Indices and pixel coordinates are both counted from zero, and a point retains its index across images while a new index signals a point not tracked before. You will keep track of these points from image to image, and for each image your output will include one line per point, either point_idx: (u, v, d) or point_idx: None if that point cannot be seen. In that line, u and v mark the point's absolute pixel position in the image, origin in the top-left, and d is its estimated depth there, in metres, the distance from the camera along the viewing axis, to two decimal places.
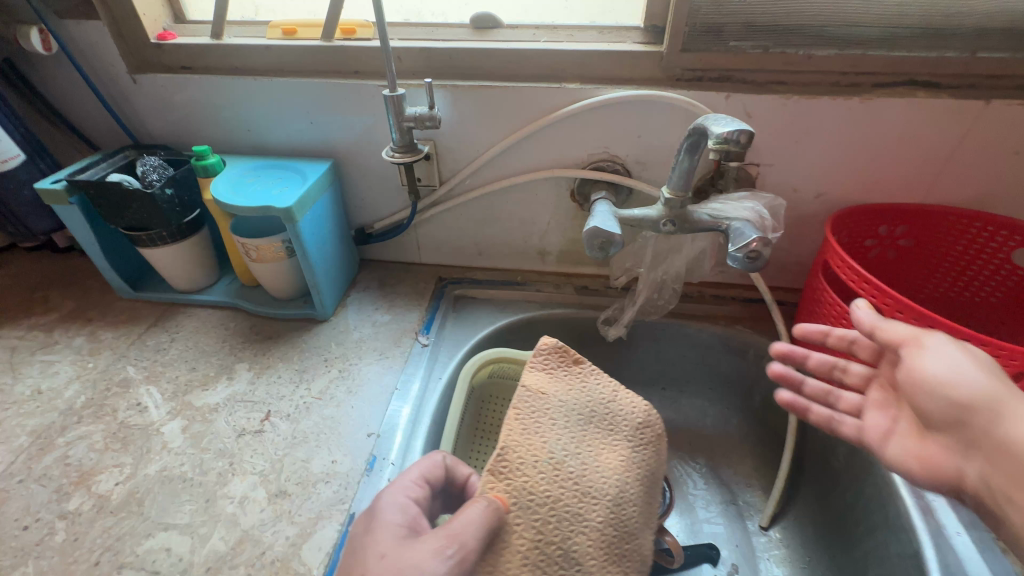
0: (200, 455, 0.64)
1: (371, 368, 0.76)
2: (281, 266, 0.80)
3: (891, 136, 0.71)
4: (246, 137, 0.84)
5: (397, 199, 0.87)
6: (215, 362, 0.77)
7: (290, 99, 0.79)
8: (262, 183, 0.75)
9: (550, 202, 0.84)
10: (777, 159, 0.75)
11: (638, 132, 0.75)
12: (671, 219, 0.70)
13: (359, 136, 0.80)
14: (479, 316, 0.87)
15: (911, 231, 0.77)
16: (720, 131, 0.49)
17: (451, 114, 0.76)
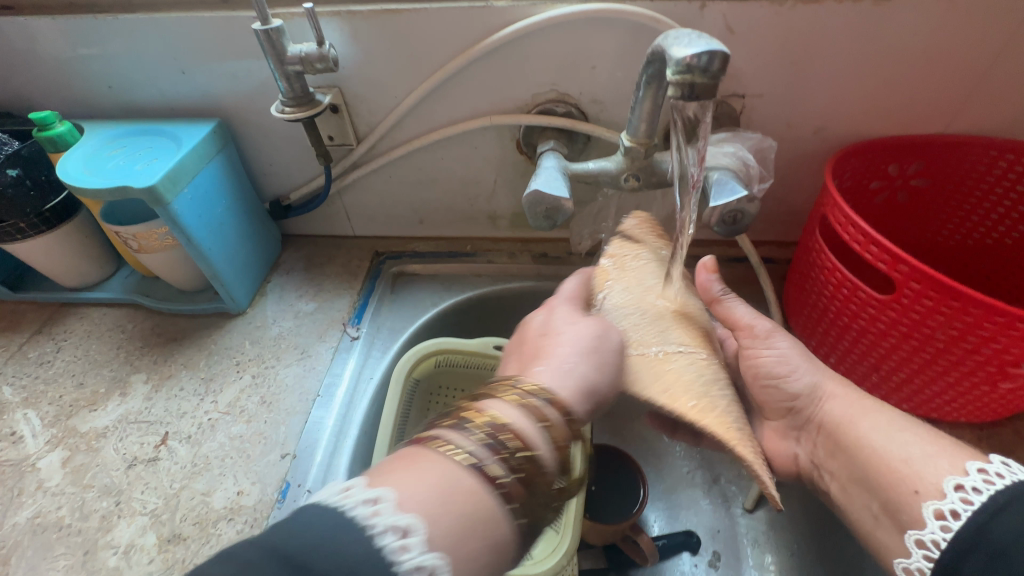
0: (82, 495, 0.54)
1: (290, 371, 0.64)
2: (171, 256, 0.66)
3: (911, 48, 0.56)
4: (111, 97, 0.68)
5: (311, 163, 0.72)
6: (107, 375, 0.65)
7: (151, 44, 0.62)
8: (125, 156, 0.60)
9: (494, 156, 0.69)
10: (767, 87, 0.60)
11: (592, 62, 0.59)
12: (635, 173, 0.56)
13: (248, 87, 0.64)
14: (421, 296, 0.74)
15: (927, 168, 0.63)
16: (682, 54, 0.34)
17: (355, 51, 0.60)
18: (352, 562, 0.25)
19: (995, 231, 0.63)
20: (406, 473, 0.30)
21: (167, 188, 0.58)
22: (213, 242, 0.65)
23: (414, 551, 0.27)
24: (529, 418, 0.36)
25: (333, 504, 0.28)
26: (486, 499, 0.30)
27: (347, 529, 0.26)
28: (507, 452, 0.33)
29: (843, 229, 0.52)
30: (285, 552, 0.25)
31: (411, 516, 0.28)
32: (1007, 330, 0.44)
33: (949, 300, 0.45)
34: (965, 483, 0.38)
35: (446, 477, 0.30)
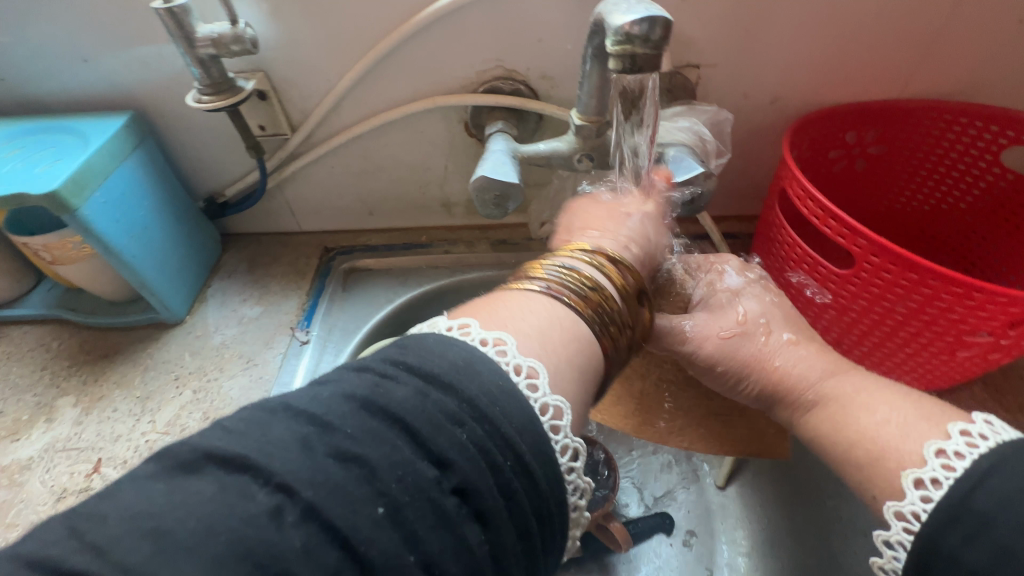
0: (5, 536, 0.49)
1: (235, 383, 0.60)
2: (93, 266, 0.60)
3: (863, 10, 0.54)
4: (5, 91, 0.60)
5: (243, 156, 0.66)
6: (31, 401, 0.60)
7: (42, 29, 0.55)
8: (22, 158, 0.54)
9: (442, 140, 0.65)
10: (721, 56, 0.57)
11: (537, 34, 0.55)
12: (588, 153, 0.52)
13: (161, 73, 0.58)
14: (375, 292, 0.70)
15: (883, 134, 0.62)
16: (620, 21, 0.31)
17: (277, 30, 0.55)
18: (482, 383, 0.28)
19: (951, 195, 0.63)
20: (507, 314, 0.34)
21: (73, 193, 0.52)
22: (137, 248, 0.59)
23: (538, 389, 0.29)
24: (599, 270, 0.40)
25: (451, 336, 0.30)
26: (579, 327, 0.35)
27: (478, 359, 0.29)
28: (591, 301, 0.37)
29: (802, 203, 0.50)
30: (427, 371, 0.27)
31: (529, 358, 0.31)
32: (966, 299, 0.43)
33: (908, 272, 0.44)
34: (923, 477, 0.32)
35: (549, 312, 0.35)
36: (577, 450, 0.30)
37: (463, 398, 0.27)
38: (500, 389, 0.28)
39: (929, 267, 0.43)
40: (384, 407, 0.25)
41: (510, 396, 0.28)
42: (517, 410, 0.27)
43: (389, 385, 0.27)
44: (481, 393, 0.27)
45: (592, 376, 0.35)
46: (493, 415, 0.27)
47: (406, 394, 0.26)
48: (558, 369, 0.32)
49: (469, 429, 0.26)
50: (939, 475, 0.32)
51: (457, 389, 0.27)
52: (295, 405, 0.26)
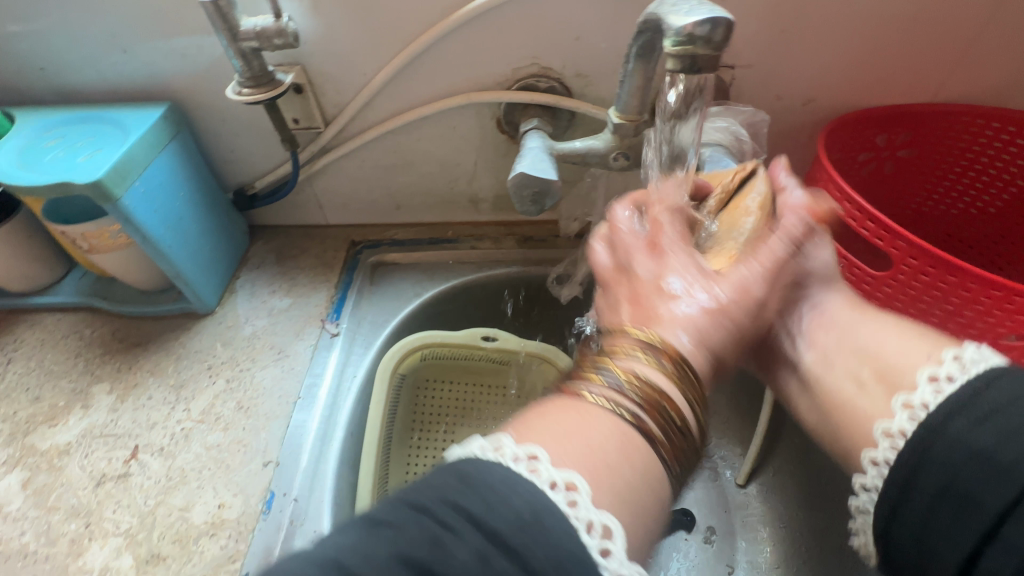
0: (47, 518, 0.50)
1: (267, 373, 0.61)
2: (128, 255, 0.61)
3: (901, 13, 0.54)
4: (45, 80, 0.61)
5: (275, 149, 0.67)
6: (66, 387, 0.61)
7: (86, 21, 0.56)
8: (65, 148, 0.55)
9: (473, 136, 0.65)
10: (757, 55, 0.57)
11: (575, 32, 0.56)
12: (623, 152, 0.53)
13: (200, 65, 0.59)
14: (402, 286, 0.71)
15: (914, 137, 0.62)
16: (682, 23, 0.31)
17: (316, 24, 0.55)
18: (555, 549, 0.23)
19: (979, 199, 0.63)
20: (572, 447, 0.27)
21: (116, 183, 0.53)
22: (173, 239, 0.60)
23: (615, 557, 0.24)
24: (680, 378, 0.32)
25: (510, 474, 0.25)
26: (659, 477, 0.29)
27: (547, 512, 0.24)
28: (665, 411, 0.30)
29: (838, 205, 0.51)
30: (489, 527, 0.23)
31: (603, 511, 0.25)
32: (1004, 303, 0.43)
33: (948, 275, 0.45)
34: (939, 372, 0.34)
35: (622, 447, 0.28)
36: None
37: (531, 572, 0.22)
38: (570, 555, 0.23)
39: (970, 269, 0.43)
40: (410, 556, 0.22)
41: (548, 532, 0.24)
42: (585, 571, 0.23)
43: (444, 539, 0.23)
44: (552, 565, 0.23)
45: (665, 514, 0.29)
46: (525, 551, 0.23)
47: (464, 557, 0.22)
48: (638, 556, 0.27)
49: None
50: (928, 397, 0.34)
51: (491, 532, 0.23)
52: (316, 548, 0.23)
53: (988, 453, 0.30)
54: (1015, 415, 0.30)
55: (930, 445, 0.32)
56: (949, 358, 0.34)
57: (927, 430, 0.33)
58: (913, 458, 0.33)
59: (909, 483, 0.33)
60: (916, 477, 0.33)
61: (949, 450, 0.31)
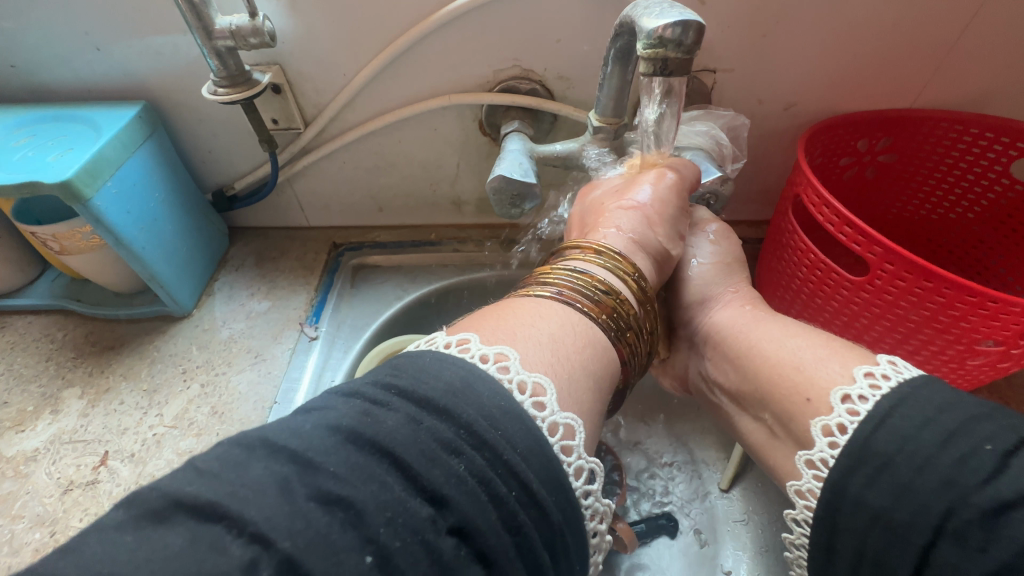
0: (10, 527, 0.49)
1: (243, 377, 0.60)
2: (102, 257, 0.60)
3: (880, 19, 0.54)
4: (16, 78, 0.60)
5: (254, 149, 0.66)
6: (36, 392, 0.59)
7: (57, 17, 0.55)
8: (34, 147, 0.54)
9: (455, 138, 0.64)
10: (738, 61, 0.57)
11: (556, 35, 0.55)
12: (603, 155, 0.53)
13: (176, 64, 0.58)
14: (383, 290, 0.70)
15: (893, 143, 0.62)
16: (653, 25, 0.31)
17: (295, 23, 0.54)
18: (482, 406, 0.28)
19: (958, 205, 0.64)
20: (518, 322, 0.35)
21: (86, 182, 0.51)
22: (147, 239, 0.59)
23: (546, 408, 0.31)
24: (607, 265, 0.42)
25: (452, 355, 0.32)
26: (600, 342, 0.37)
27: (479, 380, 0.30)
28: (609, 305, 0.39)
29: (817, 210, 0.51)
30: (420, 397, 0.28)
31: (534, 373, 0.32)
32: (978, 308, 0.44)
33: (922, 280, 0.45)
34: (851, 392, 0.36)
35: (556, 314, 0.37)
36: (592, 471, 0.31)
37: (460, 425, 0.27)
38: (501, 411, 0.29)
39: (943, 275, 0.44)
40: (373, 439, 0.26)
41: (513, 418, 0.29)
42: (518, 420, 0.29)
43: (379, 413, 0.27)
44: (481, 417, 0.28)
45: (609, 359, 0.37)
46: (493, 443, 0.27)
47: (396, 423, 0.27)
48: (573, 381, 0.34)
49: (467, 461, 0.26)
50: (844, 419, 0.35)
51: (451, 413, 0.27)
52: (274, 440, 0.26)
53: (884, 513, 0.32)
54: (904, 467, 0.31)
55: (838, 504, 0.34)
56: (861, 376, 0.36)
57: (833, 492, 0.34)
58: (827, 510, 0.35)
59: (833, 527, 0.35)
60: (834, 538, 0.35)
61: (854, 513, 0.33)
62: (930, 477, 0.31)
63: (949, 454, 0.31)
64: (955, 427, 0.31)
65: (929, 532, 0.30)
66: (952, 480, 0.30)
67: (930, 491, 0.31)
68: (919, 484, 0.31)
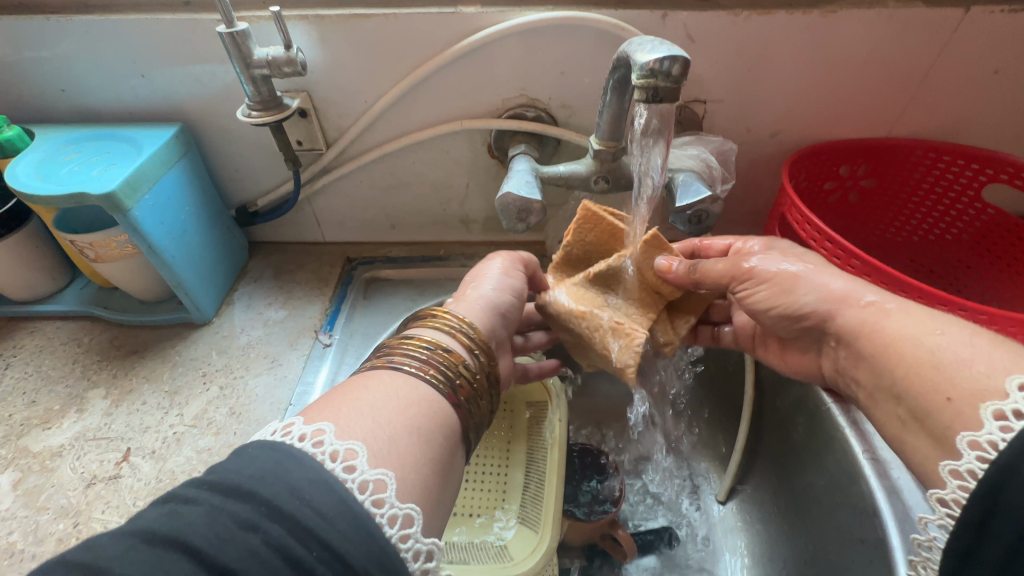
0: (35, 518, 0.51)
1: (260, 380, 0.63)
2: (133, 264, 0.64)
3: (855, 57, 0.60)
4: (64, 100, 0.65)
5: (278, 168, 0.71)
6: (62, 392, 0.62)
7: (108, 47, 0.60)
8: (80, 161, 0.58)
9: (465, 160, 0.69)
10: (726, 92, 0.63)
11: (560, 68, 0.61)
12: (604, 175, 0.57)
13: (212, 89, 0.63)
14: (394, 301, 0.74)
15: (873, 169, 0.67)
16: (646, 59, 0.36)
17: (323, 55, 0.60)
18: (289, 482, 0.27)
19: (937, 227, 0.68)
20: (350, 399, 0.34)
21: (127, 194, 0.56)
22: (176, 249, 0.63)
23: (356, 469, 0.29)
24: (454, 333, 0.42)
25: (275, 442, 0.30)
26: (432, 404, 0.36)
27: (293, 459, 0.28)
28: (443, 370, 0.38)
29: (801, 227, 0.55)
30: (228, 485, 0.26)
31: (379, 469, 0.30)
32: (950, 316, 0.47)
33: (898, 291, 0.49)
34: (981, 438, 0.32)
35: (389, 385, 0.36)
36: (408, 514, 0.30)
37: (263, 502, 0.26)
38: (310, 482, 0.27)
39: (918, 286, 0.47)
40: (171, 534, 0.23)
41: (322, 488, 0.27)
42: (353, 520, 0.27)
43: (182, 507, 0.25)
44: (286, 492, 0.26)
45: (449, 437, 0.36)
46: (302, 520, 0.26)
47: (197, 516, 0.24)
48: (389, 440, 0.32)
49: (264, 534, 0.25)
50: (1022, 405, 0.32)
51: (256, 494, 0.26)
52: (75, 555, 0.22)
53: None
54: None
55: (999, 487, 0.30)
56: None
57: (999, 472, 0.30)
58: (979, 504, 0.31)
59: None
60: (992, 518, 0.30)
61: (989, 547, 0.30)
62: None
63: None
64: None
65: None
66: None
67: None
68: None
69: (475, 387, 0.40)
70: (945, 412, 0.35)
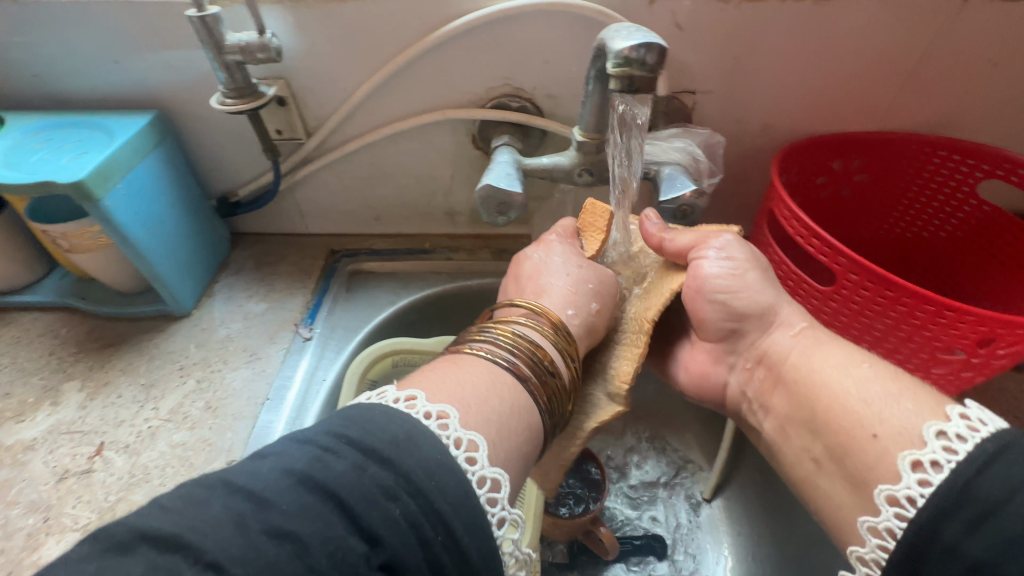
0: (5, 513, 0.50)
1: (238, 374, 0.62)
2: (108, 255, 0.63)
3: (849, 47, 0.58)
4: (37, 86, 0.63)
5: (258, 157, 0.69)
6: (37, 384, 0.61)
7: (77, 30, 0.58)
8: (51, 150, 0.57)
9: (449, 151, 0.68)
10: (716, 83, 0.61)
11: (544, 56, 0.59)
12: (587, 168, 0.55)
13: (187, 76, 0.61)
14: (377, 295, 0.72)
15: (867, 164, 0.65)
16: (622, 46, 0.35)
17: (300, 40, 0.58)
18: (423, 458, 0.30)
19: (931, 224, 0.66)
20: (453, 383, 0.37)
21: (98, 184, 0.54)
22: (152, 239, 0.62)
23: (477, 463, 0.32)
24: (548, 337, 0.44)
25: (395, 409, 0.33)
26: (528, 403, 0.39)
27: (419, 433, 0.31)
28: (534, 359, 0.41)
29: (788, 223, 0.53)
30: (366, 447, 0.29)
31: (469, 431, 0.33)
32: (938, 316, 0.46)
33: (886, 290, 0.47)
34: (928, 454, 0.33)
35: (486, 375, 0.38)
36: (497, 480, 0.33)
37: (397, 471, 0.29)
38: (437, 463, 0.30)
39: (907, 285, 0.46)
40: (323, 484, 0.27)
41: (446, 469, 0.30)
42: (471, 512, 0.30)
43: (329, 459, 0.28)
44: (420, 468, 0.29)
45: (535, 435, 0.38)
46: (430, 494, 0.29)
47: (343, 469, 0.28)
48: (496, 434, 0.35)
49: (403, 506, 0.28)
50: (940, 456, 0.32)
51: (394, 464, 0.29)
52: None
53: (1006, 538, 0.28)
54: (1010, 519, 0.28)
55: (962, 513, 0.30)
56: (956, 415, 0.33)
57: (944, 505, 0.31)
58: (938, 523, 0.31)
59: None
60: (926, 554, 0.31)
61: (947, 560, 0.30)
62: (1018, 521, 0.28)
63: None
64: None
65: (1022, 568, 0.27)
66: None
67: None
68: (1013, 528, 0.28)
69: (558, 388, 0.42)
70: (871, 449, 0.37)
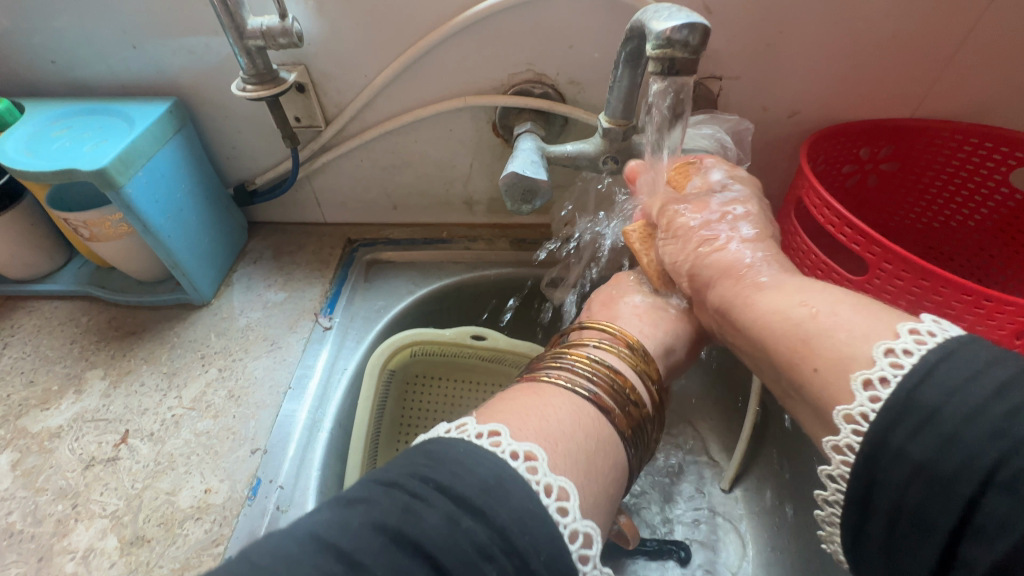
0: (34, 499, 0.51)
1: (259, 364, 0.62)
2: (128, 243, 0.62)
3: (881, 31, 0.56)
4: (56, 73, 0.63)
5: (276, 146, 0.68)
6: (61, 372, 0.61)
7: (96, 16, 0.58)
8: (72, 137, 0.57)
9: (469, 138, 0.67)
10: (743, 69, 0.59)
11: (569, 41, 0.58)
12: (613, 155, 0.54)
13: (205, 62, 0.61)
14: (396, 284, 0.72)
15: (895, 153, 0.64)
16: (661, 27, 0.34)
17: (319, 25, 0.57)
18: (515, 507, 0.27)
19: (960, 213, 0.65)
20: (540, 418, 0.33)
21: (119, 171, 0.54)
22: (172, 228, 0.61)
23: (569, 514, 0.28)
24: (630, 363, 0.41)
25: (453, 440, 0.31)
26: (614, 441, 0.35)
27: (509, 477, 0.28)
28: (614, 389, 0.37)
29: (818, 211, 0.52)
30: (456, 494, 0.27)
31: (559, 476, 0.30)
32: (974, 307, 0.45)
33: (921, 280, 0.46)
34: (855, 413, 0.32)
35: (556, 405, 0.35)
36: (589, 535, 0.29)
37: (496, 528, 0.26)
38: (530, 513, 0.27)
39: (944, 275, 0.45)
40: (415, 541, 0.25)
41: (537, 520, 0.27)
42: (561, 567, 0.26)
43: (419, 509, 0.26)
44: (513, 520, 0.26)
45: (620, 473, 0.35)
46: (526, 552, 0.26)
47: (436, 522, 0.25)
48: (584, 472, 0.32)
49: (499, 566, 0.25)
50: (867, 409, 0.31)
51: (486, 515, 0.26)
52: None
53: (931, 465, 0.29)
54: (950, 417, 0.28)
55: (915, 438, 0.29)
56: (882, 355, 0.32)
57: (873, 445, 0.31)
58: (885, 441, 0.30)
59: (867, 504, 0.32)
60: (872, 493, 0.32)
61: (895, 466, 0.30)
62: (980, 426, 0.27)
63: (999, 406, 0.27)
64: (1008, 378, 0.28)
65: (977, 482, 0.27)
66: (1005, 428, 0.27)
67: (978, 442, 0.27)
68: (966, 433, 0.28)
69: (642, 419, 0.38)
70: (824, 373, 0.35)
